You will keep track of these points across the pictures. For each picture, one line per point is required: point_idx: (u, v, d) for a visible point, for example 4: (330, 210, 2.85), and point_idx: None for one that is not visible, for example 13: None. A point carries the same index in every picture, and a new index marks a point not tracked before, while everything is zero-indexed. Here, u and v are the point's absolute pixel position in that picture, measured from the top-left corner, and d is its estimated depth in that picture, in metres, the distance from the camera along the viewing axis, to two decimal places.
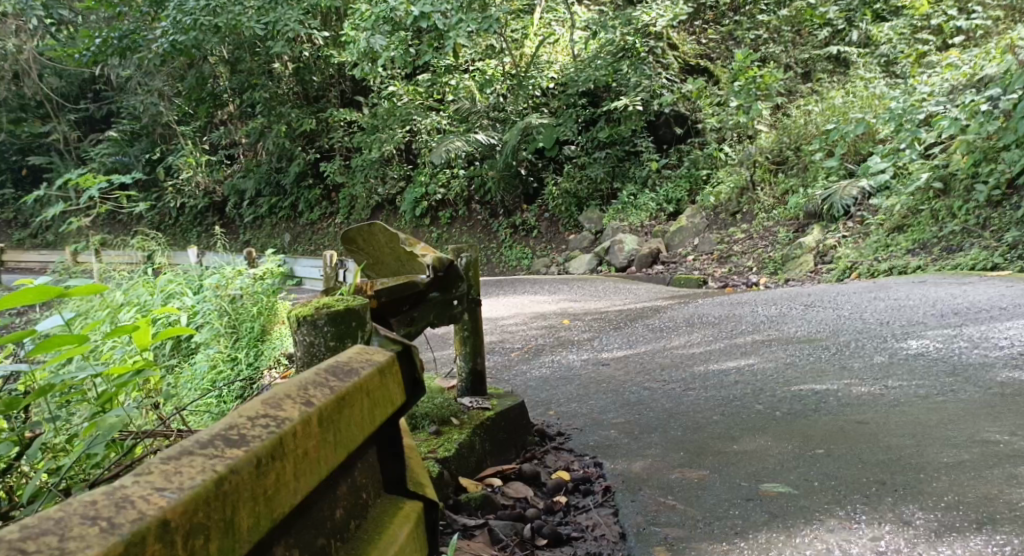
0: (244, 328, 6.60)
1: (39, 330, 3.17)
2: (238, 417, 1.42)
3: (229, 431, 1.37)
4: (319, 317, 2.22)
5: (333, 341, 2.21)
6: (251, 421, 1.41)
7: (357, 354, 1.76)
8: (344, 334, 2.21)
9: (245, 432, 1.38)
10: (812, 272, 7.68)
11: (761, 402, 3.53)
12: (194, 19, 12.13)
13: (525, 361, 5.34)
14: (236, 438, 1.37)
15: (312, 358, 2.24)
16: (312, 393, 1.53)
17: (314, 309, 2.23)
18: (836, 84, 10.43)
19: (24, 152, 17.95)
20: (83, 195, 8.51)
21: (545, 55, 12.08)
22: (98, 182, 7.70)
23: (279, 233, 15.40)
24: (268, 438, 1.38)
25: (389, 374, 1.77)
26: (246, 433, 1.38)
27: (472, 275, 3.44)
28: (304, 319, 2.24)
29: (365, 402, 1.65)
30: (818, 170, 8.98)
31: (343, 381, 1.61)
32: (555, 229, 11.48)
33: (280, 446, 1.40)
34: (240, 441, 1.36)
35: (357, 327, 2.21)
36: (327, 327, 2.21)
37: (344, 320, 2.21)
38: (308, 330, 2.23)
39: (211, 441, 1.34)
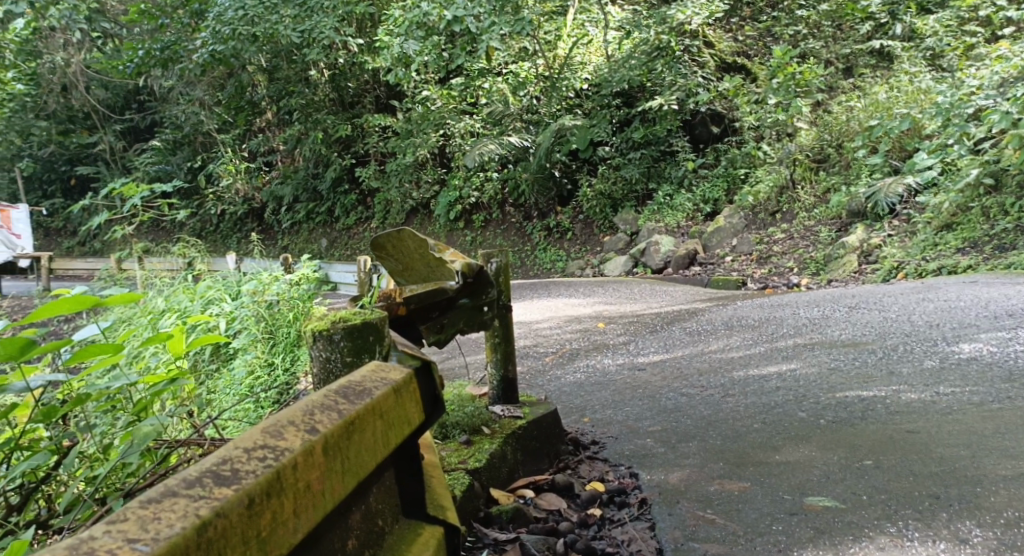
0: (280, 333, 6.57)
1: (76, 339, 3.16)
2: (237, 449, 1.48)
3: (222, 465, 1.43)
4: (335, 331, 2.16)
5: (350, 356, 2.14)
6: (252, 452, 1.48)
7: (373, 372, 1.82)
8: (361, 349, 2.13)
9: (239, 467, 1.44)
10: (855, 272, 7.49)
11: (804, 410, 3.40)
12: (233, 29, 12.28)
13: (559, 366, 5.25)
14: (228, 474, 1.43)
15: (328, 374, 2.18)
16: (318, 419, 1.59)
17: (330, 323, 2.16)
18: (879, 79, 10.19)
19: (71, 162, 18.31)
20: (126, 204, 8.62)
21: (578, 56, 11.97)
22: (141, 191, 7.79)
23: (316, 238, 15.45)
24: (265, 471, 1.45)
25: (403, 393, 1.82)
26: (240, 467, 1.44)
27: (503, 281, 3.37)
28: (320, 334, 2.18)
29: (377, 424, 1.71)
30: (861, 168, 8.78)
31: (353, 404, 1.67)
32: (590, 231, 11.35)
33: (279, 480, 1.46)
34: (233, 478, 1.42)
35: (375, 341, 2.13)
36: (343, 342, 2.14)
37: (361, 334, 2.13)
38: (324, 345, 2.16)
39: (203, 479, 1.41)
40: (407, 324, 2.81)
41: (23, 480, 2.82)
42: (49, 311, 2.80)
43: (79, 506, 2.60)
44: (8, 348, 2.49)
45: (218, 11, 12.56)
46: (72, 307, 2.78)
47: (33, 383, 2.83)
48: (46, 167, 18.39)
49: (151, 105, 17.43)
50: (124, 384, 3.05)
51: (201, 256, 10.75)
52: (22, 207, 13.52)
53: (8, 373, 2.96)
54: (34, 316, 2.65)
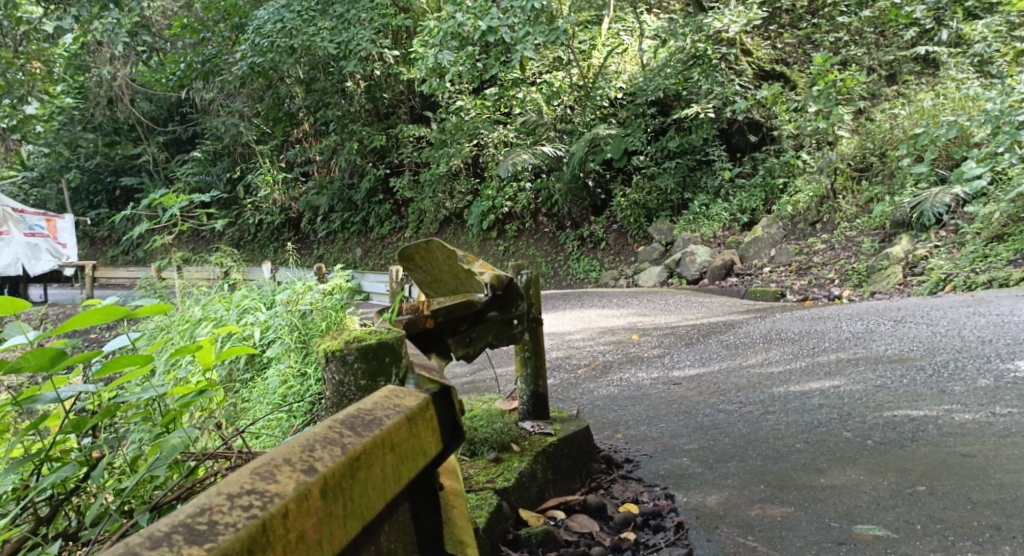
0: (313, 342, 6.50)
1: (106, 349, 3.10)
2: (220, 494, 1.39)
3: (198, 517, 1.34)
4: (349, 351, 2.01)
5: (364, 380, 1.99)
6: (237, 498, 1.39)
7: (386, 397, 1.71)
8: (376, 372, 1.99)
9: (218, 519, 1.35)
10: (900, 284, 7.30)
11: (849, 429, 3.26)
12: (271, 42, 12.34)
13: (592, 379, 5.13)
14: (205, 527, 1.34)
15: (341, 398, 2.03)
16: (317, 456, 1.49)
17: (343, 343, 2.02)
18: (925, 86, 9.95)
19: (116, 173, 18.63)
20: (165, 214, 8.68)
21: (613, 65, 11.83)
22: (180, 200, 7.84)
23: (352, 247, 15.45)
24: (248, 523, 1.35)
25: (418, 421, 1.69)
26: (220, 519, 1.35)
27: (533, 293, 3.27)
28: (333, 355, 2.03)
29: (388, 458, 1.59)
30: (905, 177, 8.55)
31: (358, 436, 1.56)
32: (624, 241, 11.21)
33: (264, 532, 1.35)
34: (209, 531, 1.33)
35: (392, 363, 1.98)
36: (357, 364, 2.00)
37: (376, 354, 1.98)
38: (337, 367, 2.02)
39: (175, 532, 1.32)
40: (434, 337, 2.73)
41: (51, 492, 2.76)
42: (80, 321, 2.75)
43: (106, 520, 2.54)
44: (36, 358, 2.43)
45: (258, 23, 12.64)
46: (102, 317, 2.71)
47: (63, 395, 2.77)
48: (92, 178, 18.72)
49: (192, 116, 17.65)
50: (154, 396, 2.98)
51: (238, 265, 10.81)
52: (69, 216, 14.17)
53: (39, 384, 2.89)
54: (64, 327, 2.59)
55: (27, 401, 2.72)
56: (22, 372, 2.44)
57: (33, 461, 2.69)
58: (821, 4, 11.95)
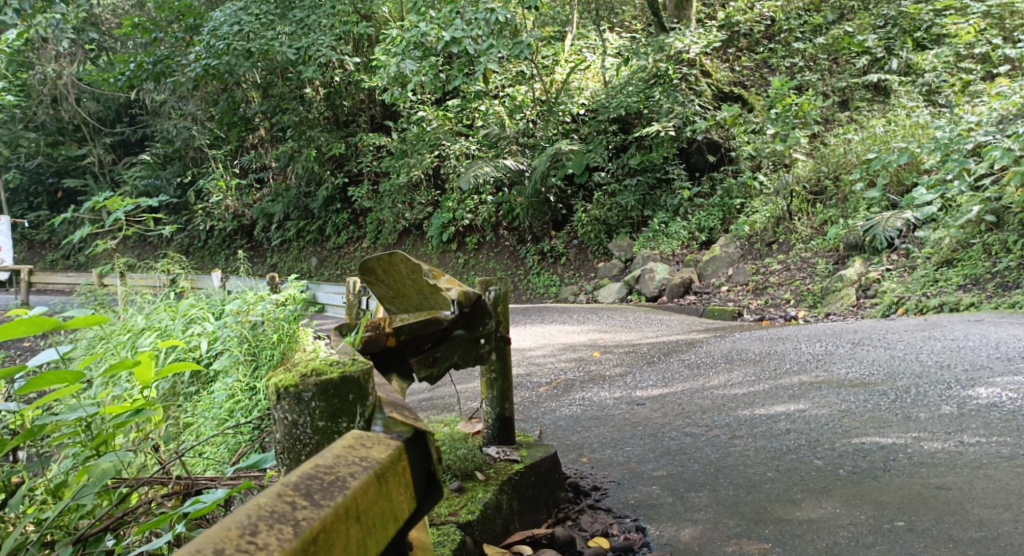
0: (264, 356, 6.27)
1: (32, 364, 2.91)
2: None
3: None
4: (306, 389, 1.86)
5: (322, 420, 1.85)
6: None
7: (351, 447, 1.53)
8: (337, 411, 1.84)
9: None
10: (854, 306, 7.36)
11: (818, 456, 3.22)
12: (227, 44, 12.01)
13: (553, 398, 5.03)
14: None
15: (294, 441, 1.88)
16: (260, 540, 1.31)
17: (299, 379, 1.87)
18: (877, 113, 10.06)
19: (61, 175, 18.08)
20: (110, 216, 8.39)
21: (575, 81, 11.85)
22: (126, 204, 7.57)
23: (307, 256, 15.15)
24: None
25: (389, 476, 1.52)
26: None
27: (502, 310, 3.15)
28: (287, 391, 1.88)
29: (353, 528, 1.42)
30: (858, 202, 8.63)
31: (315, 508, 1.38)
32: (584, 256, 11.17)
33: None
34: None
35: (356, 401, 1.83)
36: (315, 403, 1.86)
37: (338, 390, 1.84)
38: (292, 405, 1.87)
39: None
40: (397, 357, 2.63)
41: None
42: (4, 333, 2.58)
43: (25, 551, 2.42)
44: None
45: (213, 25, 12.34)
46: (28, 329, 2.54)
47: None
48: (35, 180, 18.15)
49: (143, 119, 17.22)
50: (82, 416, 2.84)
51: (186, 272, 10.53)
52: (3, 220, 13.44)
53: None
54: None
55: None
56: None
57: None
58: (778, 29, 12.17)
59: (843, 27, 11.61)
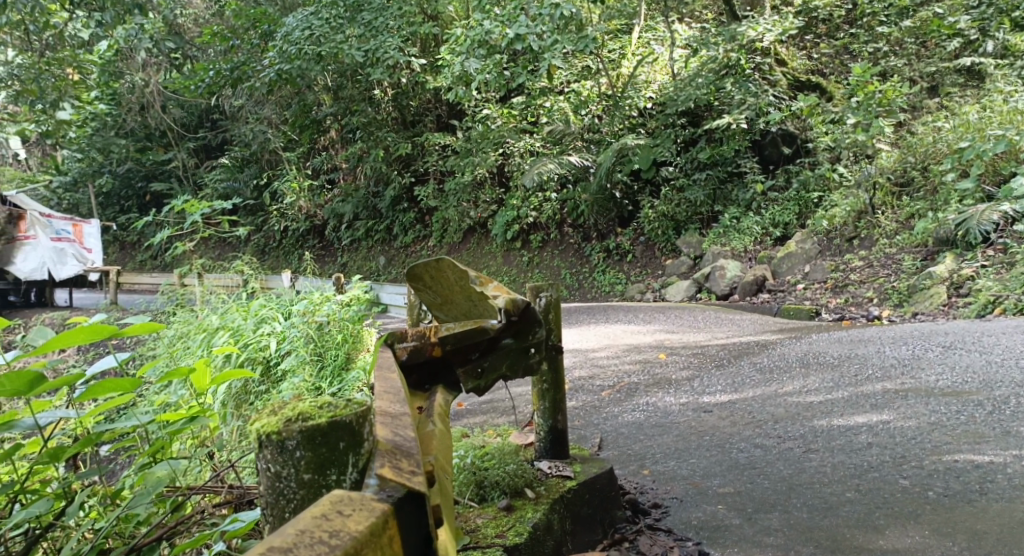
0: (329, 355, 6.47)
1: (90, 373, 2.84)
2: None
3: None
4: (291, 437, 1.94)
5: (308, 472, 1.93)
6: None
7: (324, 516, 1.57)
8: (326, 462, 1.93)
9: None
10: (944, 306, 6.95)
11: (904, 476, 2.95)
12: (299, 48, 12.10)
13: (616, 403, 4.82)
14: None
15: (278, 495, 1.96)
16: None
17: (283, 427, 1.95)
18: (970, 99, 9.52)
19: (148, 179, 18.63)
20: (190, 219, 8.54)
21: (643, 75, 11.53)
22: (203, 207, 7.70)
23: (375, 255, 15.16)
24: None
25: (366, 551, 1.57)
26: None
27: (553, 318, 2.99)
28: (270, 439, 1.96)
29: None
30: (949, 193, 8.15)
31: None
32: (651, 253, 10.90)
33: None
34: None
35: (347, 448, 1.93)
36: (300, 453, 1.93)
37: (326, 437, 1.92)
38: (276, 454, 1.95)
39: None
40: (442, 367, 2.47)
41: (26, 526, 2.61)
42: (63, 340, 2.68)
43: None
44: (13, 382, 2.50)
45: (285, 30, 12.43)
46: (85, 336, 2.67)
47: (43, 420, 2.64)
48: (125, 184, 18.73)
49: (220, 123, 17.57)
50: (138, 423, 2.75)
51: (258, 273, 10.65)
52: (95, 221, 13.91)
53: (15, 408, 2.69)
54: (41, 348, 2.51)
55: (1, 426, 2.58)
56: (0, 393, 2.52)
57: (5, 493, 2.53)
58: (860, 14, 11.68)
59: (932, 9, 11.02)
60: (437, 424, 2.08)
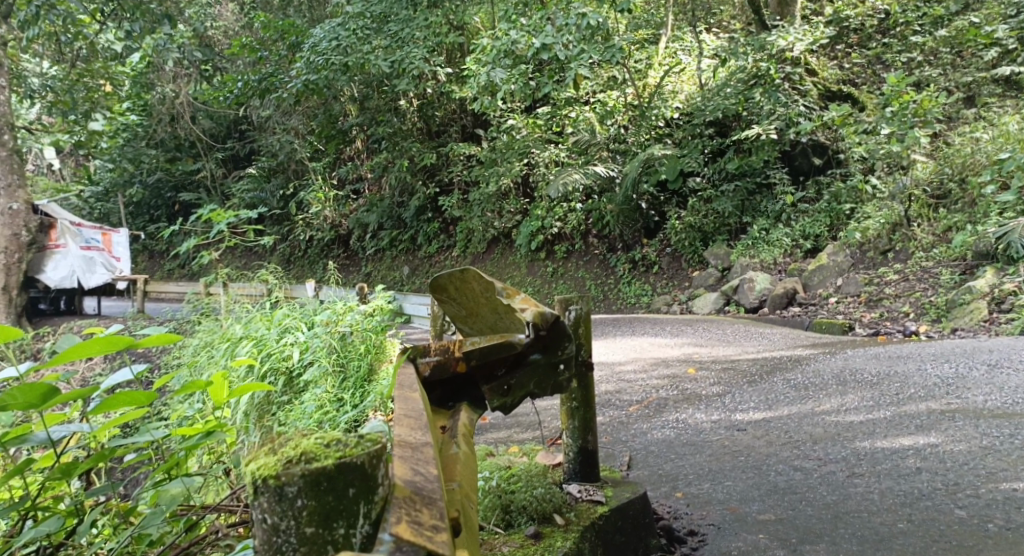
0: (352, 366, 6.37)
1: (104, 386, 2.73)
2: None
3: None
4: (291, 483, 1.79)
5: (311, 525, 1.79)
6: None
7: None
8: (333, 512, 1.79)
9: None
10: (985, 321, 6.76)
11: (960, 505, 2.92)
12: (327, 59, 12.02)
13: (645, 418, 4.67)
14: None
15: (274, 548, 1.81)
16: None
17: (282, 472, 1.80)
18: (1008, 110, 9.27)
19: (176, 188, 18.71)
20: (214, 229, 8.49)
21: (670, 85, 11.40)
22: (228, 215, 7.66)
23: (399, 265, 15.08)
24: None
25: None
26: None
27: (583, 331, 2.86)
28: (269, 486, 1.81)
29: None
30: (988, 206, 7.92)
31: None
32: (678, 264, 10.73)
33: None
34: None
35: (356, 497, 1.79)
36: (302, 502, 1.79)
37: (332, 481, 1.79)
38: (274, 502, 1.80)
39: None
40: (466, 384, 2.38)
41: (37, 544, 2.50)
42: (78, 352, 2.57)
43: None
44: (26, 395, 2.39)
45: (313, 41, 12.36)
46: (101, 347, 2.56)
47: (56, 434, 2.53)
48: (153, 193, 18.81)
49: (247, 133, 17.62)
50: (153, 439, 2.64)
51: (282, 282, 10.58)
52: (123, 230, 14.15)
53: (27, 421, 2.59)
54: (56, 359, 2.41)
55: (13, 440, 2.47)
56: (12, 408, 2.41)
57: (16, 510, 2.43)
58: (892, 24, 11.46)
59: (967, 17, 10.77)
60: (460, 446, 2.00)
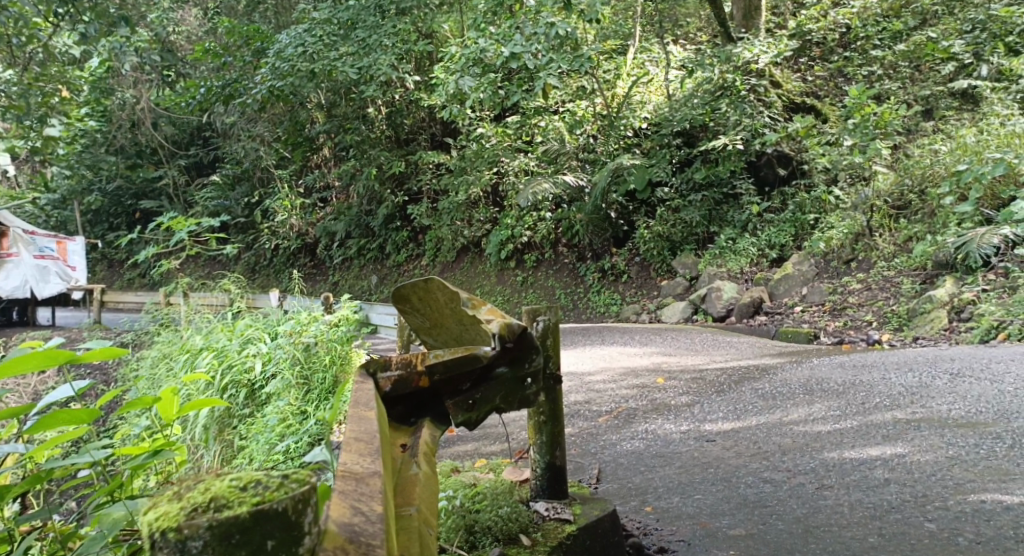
0: (316, 379, 6.24)
1: (41, 403, 2.63)
2: None
3: None
4: (195, 536, 1.53)
5: None
6: None
7: None
8: None
9: None
10: (946, 330, 6.81)
11: (930, 518, 2.90)
12: (292, 66, 11.73)
13: (614, 430, 4.61)
14: None
15: None
16: None
17: (185, 524, 1.54)
18: (966, 122, 9.39)
19: (139, 196, 18.42)
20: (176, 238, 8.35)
21: (638, 95, 11.45)
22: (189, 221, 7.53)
23: (367, 274, 14.93)
24: None
25: None
26: None
27: (552, 343, 2.80)
28: (170, 539, 1.54)
29: None
30: (947, 216, 7.99)
31: None
32: (647, 273, 10.74)
33: None
34: None
35: (277, 548, 1.54)
36: None
37: (247, 533, 1.54)
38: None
39: None
40: (430, 400, 2.29)
41: None
42: (13, 368, 2.47)
43: None
44: None
45: (278, 47, 12.23)
46: (36, 362, 2.45)
47: None
48: (115, 201, 18.49)
49: (212, 140, 17.38)
50: (93, 460, 2.54)
51: (246, 292, 10.42)
52: (80, 238, 13.71)
53: None
54: None
55: None
56: None
57: None
58: (854, 37, 11.59)
59: (926, 32, 10.92)
60: (421, 466, 1.94)
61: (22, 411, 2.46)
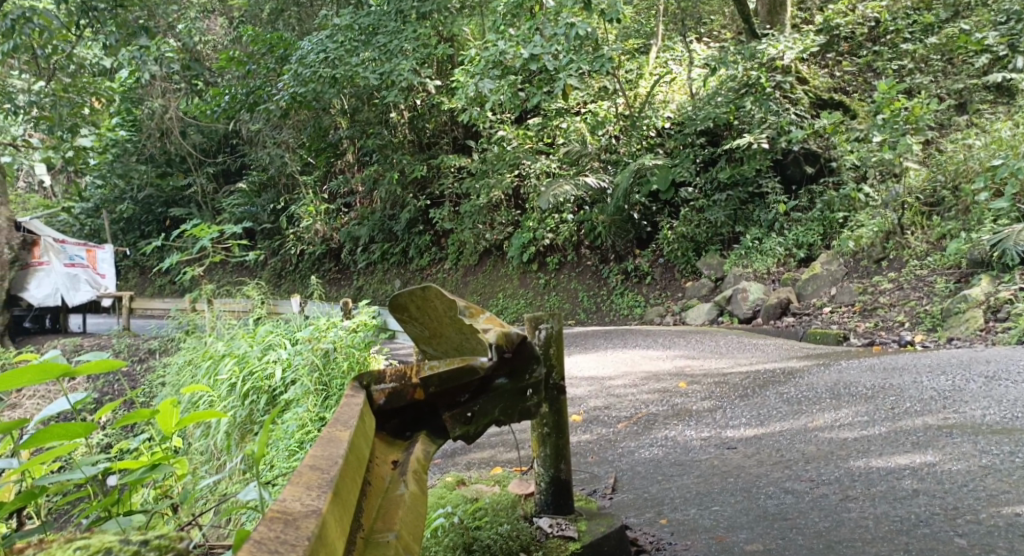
0: (335, 385, 6.15)
1: (37, 416, 2.56)
2: None
3: None
4: None
5: None
6: None
7: None
8: None
9: None
10: (982, 330, 6.60)
11: (960, 533, 2.75)
12: (314, 72, 11.87)
13: (632, 437, 4.47)
14: None
15: None
16: None
17: None
18: (1000, 115, 9.15)
19: (168, 204, 18.56)
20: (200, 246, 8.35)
21: (660, 95, 11.32)
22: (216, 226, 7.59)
23: (391, 279, 14.83)
24: None
25: None
26: None
27: (556, 351, 2.70)
28: None
29: None
30: (983, 213, 7.77)
31: None
32: (671, 275, 10.58)
33: None
34: None
35: None
36: None
37: None
38: None
39: None
40: (427, 413, 2.19)
41: None
42: (5, 382, 2.40)
43: None
44: None
45: (300, 53, 12.20)
46: (29, 376, 2.38)
47: None
48: (144, 209, 18.65)
49: (238, 147, 17.42)
50: (88, 476, 2.47)
51: (269, 298, 10.40)
52: (109, 246, 13.83)
53: None
54: None
55: None
56: None
57: None
58: (883, 31, 11.36)
59: (958, 24, 10.64)
60: (409, 485, 1.93)
61: (16, 427, 2.39)
